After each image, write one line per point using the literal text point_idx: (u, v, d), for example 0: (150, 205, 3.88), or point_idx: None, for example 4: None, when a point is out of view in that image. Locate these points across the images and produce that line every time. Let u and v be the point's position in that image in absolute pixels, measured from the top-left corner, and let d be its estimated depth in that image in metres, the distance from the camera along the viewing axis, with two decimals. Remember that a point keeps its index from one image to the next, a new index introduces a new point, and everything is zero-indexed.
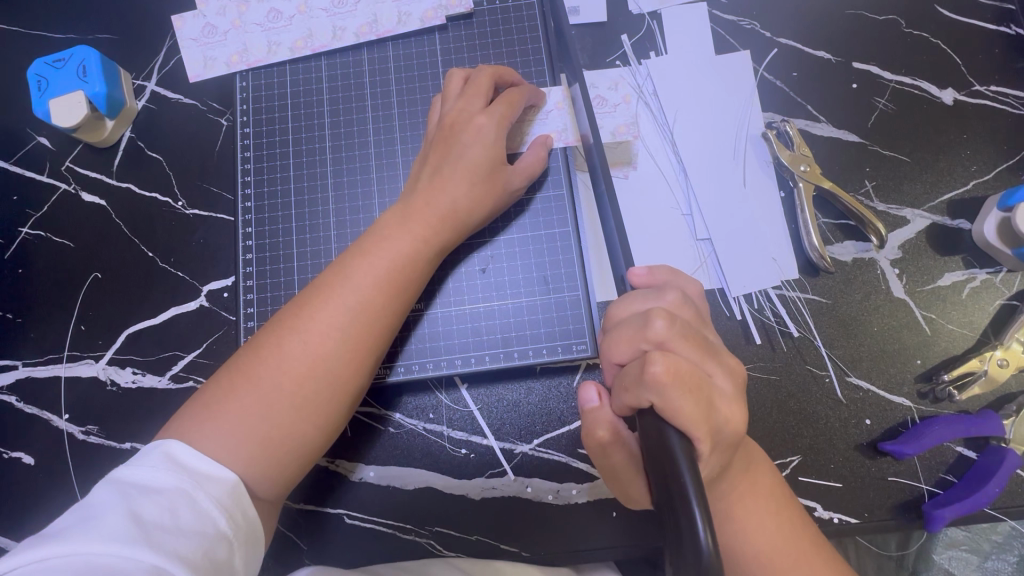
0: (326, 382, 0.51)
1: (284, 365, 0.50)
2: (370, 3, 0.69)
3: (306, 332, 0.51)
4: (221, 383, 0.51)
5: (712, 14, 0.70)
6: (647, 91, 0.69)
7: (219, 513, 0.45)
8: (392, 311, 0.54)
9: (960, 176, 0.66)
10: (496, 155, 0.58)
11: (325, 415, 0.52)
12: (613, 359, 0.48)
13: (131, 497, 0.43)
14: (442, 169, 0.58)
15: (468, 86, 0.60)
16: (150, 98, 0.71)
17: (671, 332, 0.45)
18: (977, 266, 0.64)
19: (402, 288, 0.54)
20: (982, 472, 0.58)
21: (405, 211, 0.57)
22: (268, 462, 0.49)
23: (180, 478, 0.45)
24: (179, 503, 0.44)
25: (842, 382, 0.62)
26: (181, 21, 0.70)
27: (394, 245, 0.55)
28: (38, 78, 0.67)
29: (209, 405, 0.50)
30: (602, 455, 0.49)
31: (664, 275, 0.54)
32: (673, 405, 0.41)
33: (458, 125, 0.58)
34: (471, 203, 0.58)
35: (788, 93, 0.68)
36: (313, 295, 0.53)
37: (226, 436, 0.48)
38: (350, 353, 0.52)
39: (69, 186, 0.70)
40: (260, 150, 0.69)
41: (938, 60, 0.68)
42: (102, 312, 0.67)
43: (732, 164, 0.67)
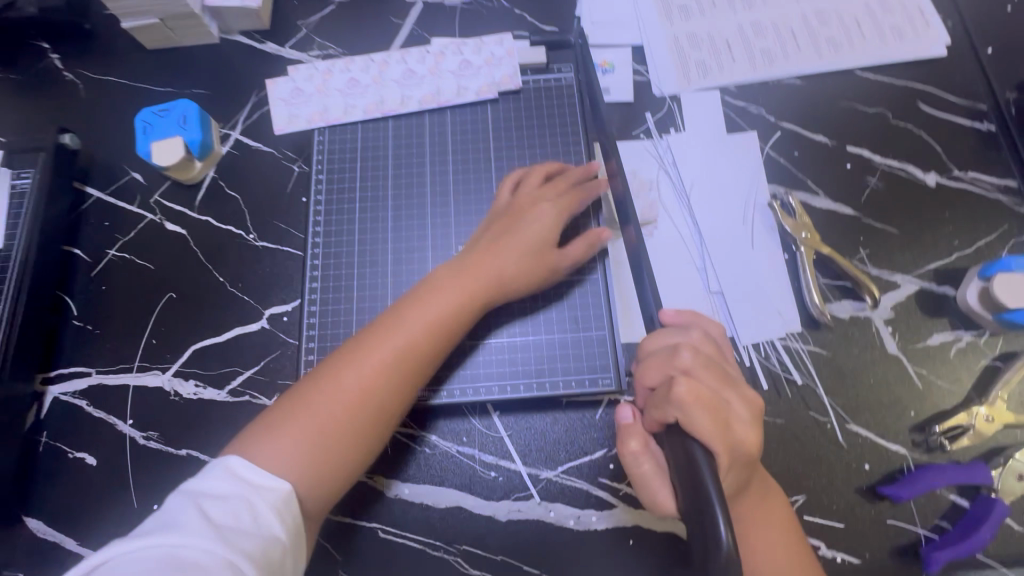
0: (374, 413, 0.58)
1: (338, 394, 0.57)
2: (434, 77, 0.80)
3: (360, 368, 0.58)
4: (281, 407, 0.57)
5: (724, 100, 0.82)
6: (668, 161, 0.79)
7: (275, 519, 0.50)
8: (433, 354, 0.61)
9: (943, 248, 0.75)
10: (549, 240, 0.67)
11: (367, 441, 0.58)
12: (640, 384, 0.54)
13: (203, 501, 0.48)
14: (499, 239, 0.66)
15: (547, 182, 0.71)
16: (234, 145, 0.82)
17: (695, 362, 0.52)
18: (962, 328, 0.71)
19: (445, 335, 0.62)
20: (974, 519, 0.63)
21: (460, 269, 0.65)
22: (314, 482, 0.55)
23: (241, 486, 0.51)
24: (242, 507, 0.49)
25: (842, 428, 0.68)
26: (274, 84, 0.82)
27: (444, 298, 0.62)
28: (143, 123, 0.77)
29: (268, 426, 0.56)
30: (633, 465, 0.55)
31: (688, 318, 0.61)
32: (694, 420, 0.47)
33: (525, 209, 0.69)
34: (518, 269, 0.66)
35: (791, 169, 0.78)
36: (368, 335, 0.60)
37: (283, 455, 0.54)
38: (394, 388, 0.58)
39: (156, 216, 0.79)
40: (330, 194, 0.78)
41: (922, 148, 0.79)
42: (172, 328, 0.74)
43: (742, 228, 0.76)
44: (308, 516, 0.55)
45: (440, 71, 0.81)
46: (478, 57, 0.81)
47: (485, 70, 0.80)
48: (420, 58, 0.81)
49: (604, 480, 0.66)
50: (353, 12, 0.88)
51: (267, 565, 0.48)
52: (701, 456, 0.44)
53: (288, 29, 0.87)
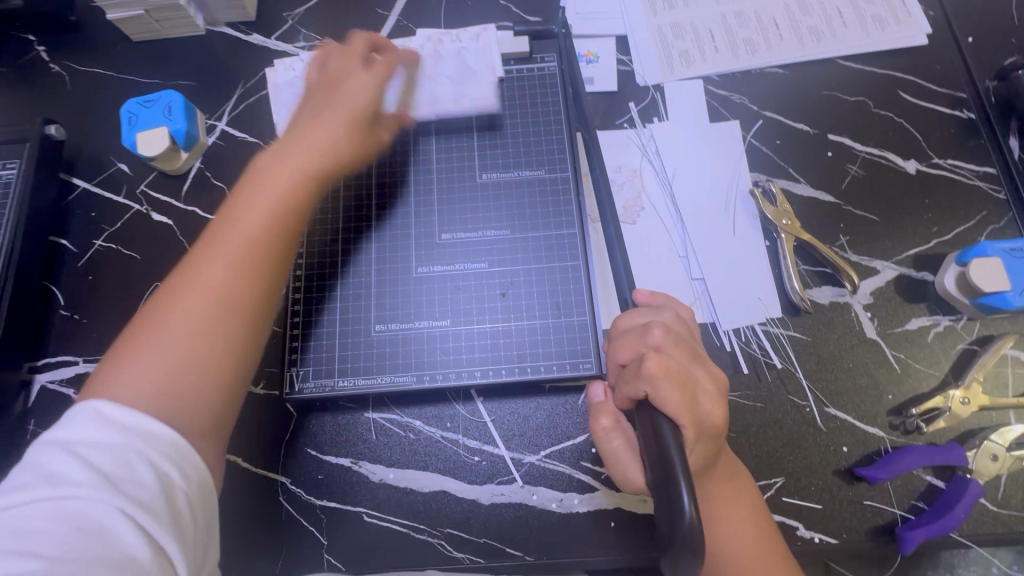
0: (221, 308, 0.53)
1: (185, 296, 0.52)
2: (432, 59, 0.79)
3: (200, 262, 0.54)
4: (118, 350, 0.51)
5: (707, 88, 0.82)
6: (650, 149, 0.80)
7: (168, 464, 0.46)
8: (281, 232, 0.57)
9: (923, 234, 0.76)
10: (371, 113, 0.66)
11: (229, 338, 0.53)
12: (614, 360, 0.56)
13: (82, 452, 0.44)
14: (315, 114, 0.64)
15: (347, 49, 0.69)
16: (220, 136, 0.82)
17: (666, 339, 0.53)
18: (940, 313, 0.72)
19: (289, 212, 0.58)
20: (948, 500, 0.64)
21: (281, 151, 0.61)
22: (176, 395, 0.49)
23: (123, 431, 0.45)
24: (128, 453, 0.44)
25: (821, 411, 0.69)
26: (277, 69, 0.81)
27: (273, 179, 0.59)
28: (128, 114, 0.77)
29: (106, 372, 0.50)
30: (603, 442, 0.56)
31: (664, 298, 0.62)
32: (665, 394, 0.48)
33: (338, 80, 0.67)
34: (349, 143, 0.64)
35: (772, 157, 0.79)
36: (201, 246, 0.55)
37: (139, 373, 0.49)
38: (244, 268, 0.54)
39: (142, 207, 0.80)
40: None
41: (902, 136, 0.80)
42: None
43: (723, 214, 0.77)
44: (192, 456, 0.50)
45: (436, 53, 0.80)
46: (431, 48, 0.81)
47: (451, 53, 0.79)
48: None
49: (586, 464, 0.67)
50: (339, 4, 0.88)
51: (168, 509, 0.44)
52: (670, 428, 0.45)
53: (274, 21, 0.87)
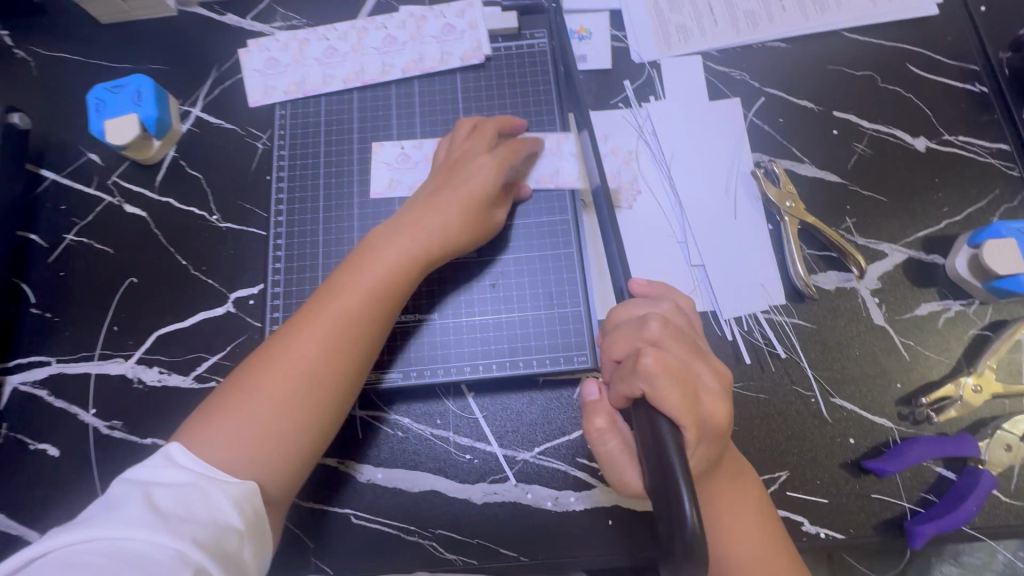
0: (315, 386, 0.55)
1: (273, 371, 0.55)
2: (416, 43, 0.76)
3: (292, 338, 0.56)
4: (220, 396, 0.54)
5: (706, 65, 0.78)
6: (647, 130, 0.76)
7: (230, 508, 0.48)
8: (374, 321, 0.58)
9: (933, 215, 0.72)
10: (490, 191, 0.63)
11: (318, 416, 0.55)
12: (609, 356, 0.52)
13: (151, 490, 0.47)
14: (438, 195, 0.62)
15: (475, 132, 0.67)
16: (195, 122, 0.78)
17: (664, 333, 0.49)
18: (951, 298, 0.69)
19: (386, 299, 0.59)
20: (960, 492, 0.62)
21: (397, 228, 0.61)
22: (268, 459, 0.53)
23: (194, 474, 0.49)
24: (194, 496, 0.47)
25: (827, 402, 0.66)
26: (247, 54, 0.78)
27: (378, 262, 0.59)
28: (96, 100, 0.74)
29: (208, 416, 0.53)
30: (598, 444, 0.52)
31: (662, 288, 0.59)
32: (663, 391, 0.45)
33: (461, 161, 0.65)
34: (460, 229, 0.62)
35: (775, 136, 0.75)
36: (307, 312, 0.57)
37: (228, 437, 0.52)
38: (332, 354, 0.56)
39: (114, 198, 0.76)
40: (293, 170, 0.75)
41: (911, 112, 0.76)
42: (135, 314, 0.72)
43: (723, 197, 0.73)
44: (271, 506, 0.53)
45: (421, 37, 0.76)
46: (403, 32, 0.77)
47: (411, 44, 0.76)
48: (342, 35, 0.77)
49: (582, 460, 0.64)
50: None
51: (221, 552, 0.45)
52: (669, 429, 0.42)
53: None
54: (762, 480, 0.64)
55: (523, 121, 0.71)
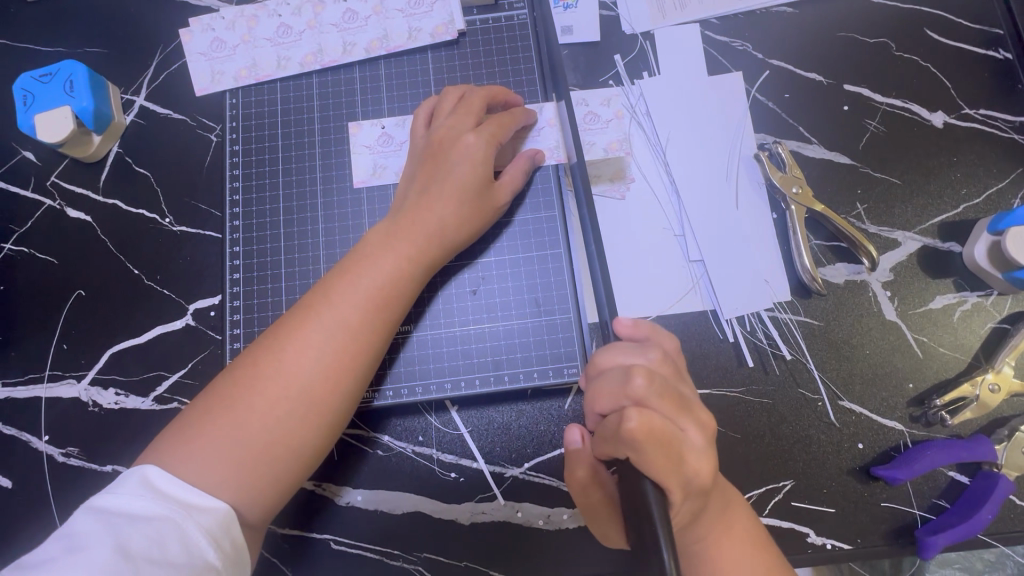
0: (304, 404, 0.48)
1: (262, 391, 0.48)
2: (380, 18, 0.68)
3: (283, 351, 0.49)
4: (194, 414, 0.48)
5: (704, 35, 0.70)
6: (640, 110, 0.69)
7: (209, 544, 0.42)
8: (377, 331, 0.52)
9: (950, 199, 0.66)
10: (484, 173, 0.57)
11: (308, 437, 0.49)
12: (593, 409, 0.47)
13: (117, 527, 0.41)
14: (430, 188, 0.56)
15: (460, 105, 0.59)
16: (139, 113, 0.70)
17: (650, 391, 0.44)
18: (968, 289, 0.64)
19: (388, 305, 0.52)
20: (975, 497, 0.58)
21: (393, 227, 0.55)
22: (248, 487, 0.46)
23: (167, 506, 0.43)
24: (167, 534, 0.41)
25: (834, 405, 0.62)
26: (189, 34, 0.69)
27: (378, 264, 0.53)
28: (23, 92, 0.65)
29: (179, 437, 0.47)
30: (582, 497, 0.50)
31: (647, 330, 0.52)
32: (646, 461, 0.41)
33: (446, 142, 0.57)
34: (460, 220, 0.57)
35: (780, 115, 0.69)
36: (293, 320, 0.51)
37: (201, 463, 0.45)
38: (331, 369, 0.49)
39: (53, 201, 0.68)
40: (250, 168, 0.68)
41: (929, 84, 0.69)
42: (87, 331, 0.66)
43: (725, 185, 0.67)
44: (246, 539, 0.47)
45: (385, 10, 0.68)
46: (364, 4, 0.68)
47: (374, 19, 0.68)
48: (295, 10, 0.68)
49: None
50: None
51: None
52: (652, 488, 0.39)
53: None
54: (765, 490, 0.60)
55: (512, 93, 0.64)
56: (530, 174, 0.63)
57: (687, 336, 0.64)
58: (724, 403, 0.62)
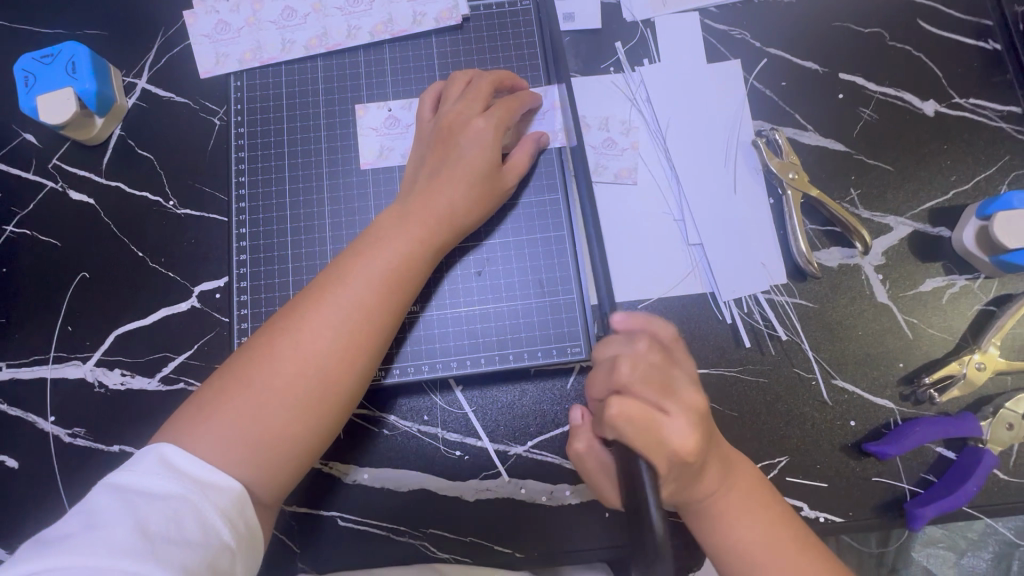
0: (319, 381, 0.49)
1: (277, 368, 0.49)
2: (384, 2, 0.69)
3: (299, 332, 0.50)
4: (211, 390, 0.49)
5: (703, 23, 0.72)
6: (640, 97, 0.70)
7: (223, 524, 0.43)
8: (389, 313, 0.53)
9: (940, 186, 0.68)
10: (493, 155, 0.58)
11: (323, 413, 0.50)
12: (593, 395, 0.51)
13: (134, 505, 0.41)
14: (440, 172, 0.57)
15: (467, 90, 0.60)
16: (141, 96, 0.70)
17: (634, 375, 0.47)
18: (957, 272, 0.66)
19: (400, 287, 0.53)
20: (961, 471, 0.61)
21: (404, 210, 0.56)
22: (264, 461, 0.47)
23: (182, 485, 0.43)
24: (184, 514, 0.42)
25: (828, 384, 0.64)
26: (193, 17, 0.69)
27: (390, 246, 0.54)
28: (25, 73, 0.65)
29: (197, 411, 0.48)
30: (581, 464, 0.53)
31: (641, 320, 0.53)
32: (631, 440, 0.44)
33: (455, 127, 0.58)
34: (469, 204, 0.58)
35: (777, 102, 0.70)
36: (306, 300, 0.52)
37: (219, 436, 0.46)
38: (345, 349, 0.50)
39: (55, 184, 0.68)
40: (255, 151, 0.68)
41: (921, 74, 0.71)
42: (91, 313, 0.66)
43: (723, 170, 0.69)
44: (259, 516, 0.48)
45: None
46: None
47: (378, 4, 0.69)
48: None
49: None
50: None
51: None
52: (646, 467, 0.42)
53: None
54: (761, 466, 0.62)
55: (519, 78, 0.64)
56: (535, 158, 0.64)
57: (686, 318, 0.65)
58: (723, 382, 0.64)
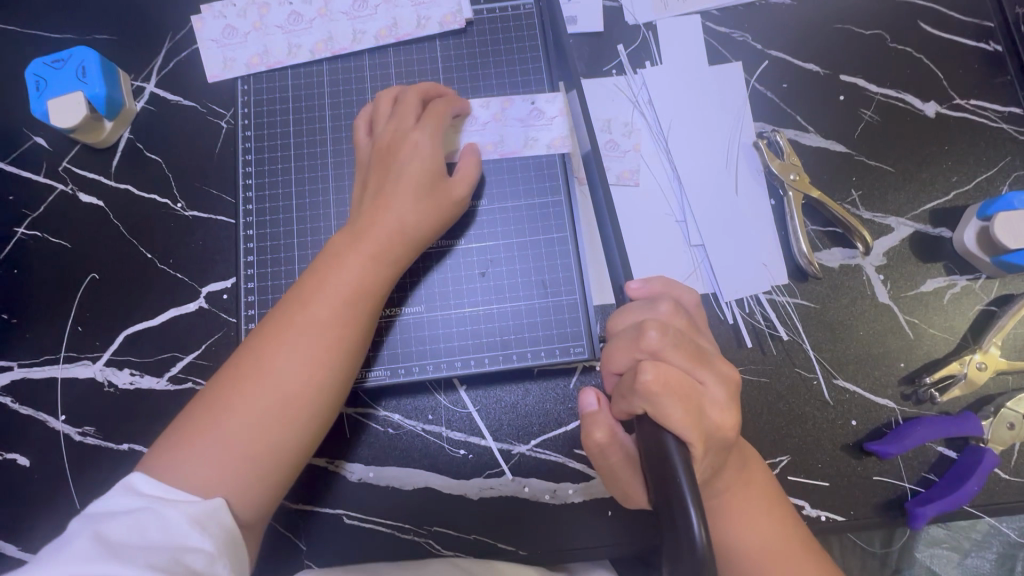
0: (287, 405, 0.50)
1: (243, 397, 0.49)
2: (389, 6, 0.69)
3: (262, 356, 0.51)
4: (180, 423, 0.50)
5: (705, 26, 0.72)
6: (643, 100, 0.71)
7: (190, 526, 0.44)
8: (348, 332, 0.53)
9: (941, 187, 0.69)
10: (434, 166, 0.58)
11: (295, 436, 0.50)
12: (611, 369, 0.50)
13: (102, 523, 0.43)
14: (383, 190, 0.57)
15: (396, 108, 0.61)
16: (149, 100, 0.71)
17: (664, 342, 0.46)
18: (958, 272, 0.67)
19: (360, 306, 0.54)
20: (962, 471, 0.61)
21: (356, 231, 0.56)
22: (239, 485, 0.48)
23: (147, 499, 0.45)
24: (147, 522, 0.43)
25: (829, 383, 0.64)
26: (201, 21, 0.70)
27: (346, 268, 0.54)
28: (35, 77, 0.66)
29: (170, 444, 0.49)
30: (601, 457, 0.50)
31: (659, 287, 0.54)
32: (665, 409, 0.42)
33: (394, 143, 0.59)
34: (419, 218, 0.57)
35: (779, 103, 0.70)
36: (266, 328, 0.52)
37: (189, 469, 0.47)
38: (310, 371, 0.51)
39: (66, 186, 0.69)
40: (261, 153, 0.69)
41: (923, 75, 0.71)
42: (101, 313, 0.67)
43: (725, 171, 0.69)
44: (251, 523, 0.49)
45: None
46: None
47: (383, 8, 0.69)
48: None
49: (580, 452, 0.62)
50: None
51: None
52: (676, 442, 0.41)
53: None
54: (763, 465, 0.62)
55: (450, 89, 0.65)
56: (481, 175, 0.64)
57: None
58: None
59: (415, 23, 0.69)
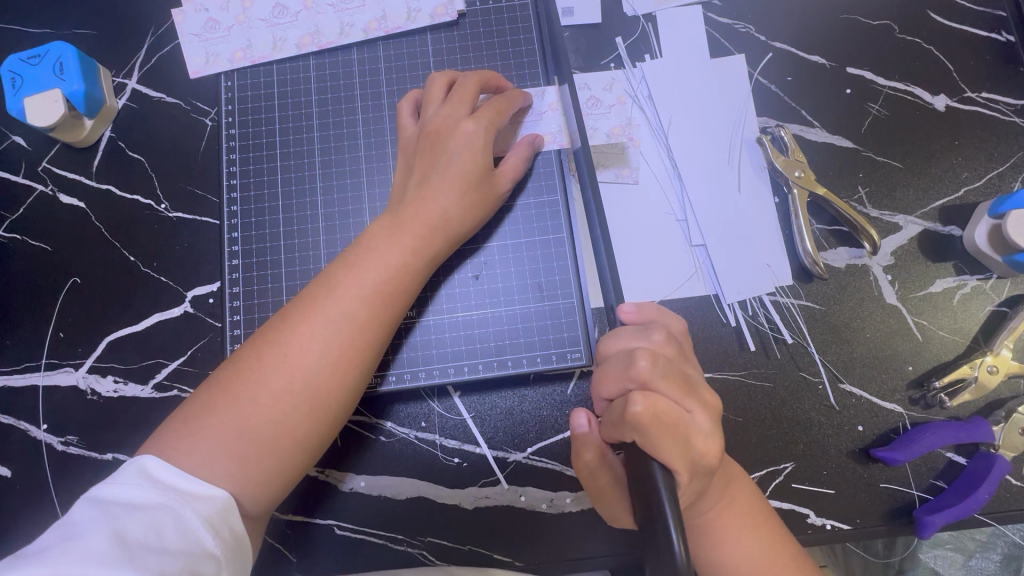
0: (308, 397, 0.48)
1: (265, 383, 0.48)
2: None
3: (288, 344, 0.49)
4: (199, 401, 0.48)
5: (706, 17, 0.69)
6: (642, 95, 0.68)
7: (207, 532, 0.42)
8: (381, 327, 0.51)
9: (950, 183, 0.66)
10: (485, 159, 0.56)
11: (312, 430, 0.48)
12: (601, 395, 0.47)
13: (114, 515, 0.40)
14: (430, 178, 0.55)
15: (453, 93, 0.58)
16: (131, 97, 0.68)
17: (655, 372, 0.44)
18: (968, 272, 0.64)
19: (393, 300, 0.52)
20: (972, 477, 0.59)
21: (396, 219, 0.55)
22: (251, 477, 0.46)
23: (165, 495, 0.42)
24: (164, 520, 0.41)
25: (835, 388, 0.62)
26: (181, 15, 0.68)
27: (383, 258, 0.52)
28: (11, 74, 0.63)
29: (187, 423, 0.47)
30: (589, 479, 0.49)
31: (652, 314, 0.51)
32: (653, 438, 0.41)
33: (443, 133, 0.56)
34: (460, 212, 0.56)
35: (783, 97, 0.68)
36: (295, 313, 0.50)
37: (204, 453, 0.45)
38: (337, 362, 0.49)
39: (45, 187, 0.67)
40: (246, 152, 0.67)
41: (932, 67, 0.68)
42: (83, 319, 0.65)
43: (727, 168, 0.67)
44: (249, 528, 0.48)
45: None
46: None
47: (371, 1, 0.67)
48: None
49: None
50: None
51: None
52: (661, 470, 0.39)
53: None
54: (767, 472, 0.61)
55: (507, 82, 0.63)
56: (531, 160, 0.62)
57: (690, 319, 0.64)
58: (728, 387, 0.62)
59: (404, 14, 0.67)
